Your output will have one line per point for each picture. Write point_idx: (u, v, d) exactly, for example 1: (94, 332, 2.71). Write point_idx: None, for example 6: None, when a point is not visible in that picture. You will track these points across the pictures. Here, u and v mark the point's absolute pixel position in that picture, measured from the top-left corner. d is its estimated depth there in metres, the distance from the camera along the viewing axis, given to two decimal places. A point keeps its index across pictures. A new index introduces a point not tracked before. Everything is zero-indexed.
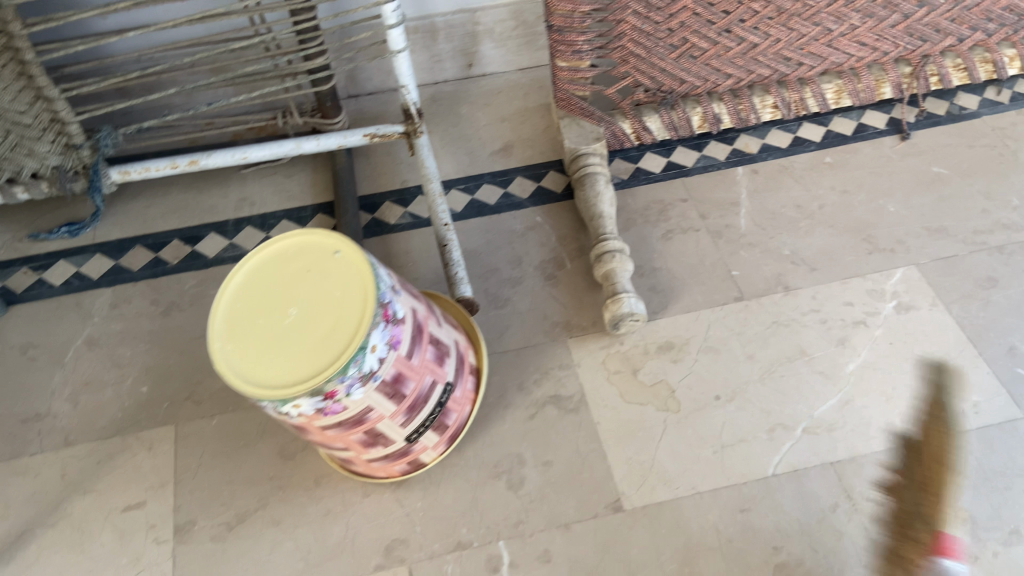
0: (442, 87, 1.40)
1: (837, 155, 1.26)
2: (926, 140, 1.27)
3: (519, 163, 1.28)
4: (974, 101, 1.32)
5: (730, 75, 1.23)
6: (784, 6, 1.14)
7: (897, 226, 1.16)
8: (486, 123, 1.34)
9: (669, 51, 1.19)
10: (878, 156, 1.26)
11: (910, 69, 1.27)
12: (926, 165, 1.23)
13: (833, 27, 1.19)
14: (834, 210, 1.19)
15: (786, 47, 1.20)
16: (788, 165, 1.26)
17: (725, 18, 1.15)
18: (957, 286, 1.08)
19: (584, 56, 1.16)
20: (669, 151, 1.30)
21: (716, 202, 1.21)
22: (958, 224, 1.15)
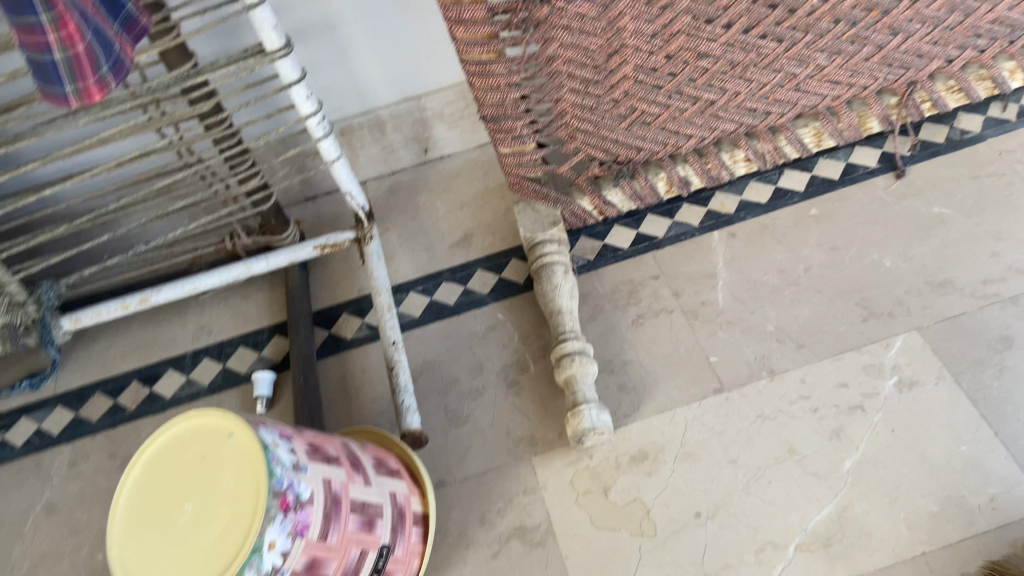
0: (400, 176, 1.37)
1: (823, 205, 1.16)
2: (923, 175, 1.15)
3: (480, 254, 1.23)
4: (976, 123, 1.20)
5: (690, 135, 1.15)
6: (737, 58, 1.05)
7: (896, 284, 1.04)
8: (446, 211, 1.30)
9: (618, 121, 1.11)
10: (870, 201, 1.14)
11: (896, 99, 1.17)
12: (925, 206, 1.11)
13: (797, 71, 1.09)
14: (821, 273, 1.08)
15: (748, 98, 1.11)
16: (766, 224, 1.16)
17: (672, 80, 1.07)
18: (966, 351, 0.96)
19: (527, 140, 1.10)
20: (638, 222, 1.22)
21: (690, 276, 1.13)
22: (963, 275, 1.03)
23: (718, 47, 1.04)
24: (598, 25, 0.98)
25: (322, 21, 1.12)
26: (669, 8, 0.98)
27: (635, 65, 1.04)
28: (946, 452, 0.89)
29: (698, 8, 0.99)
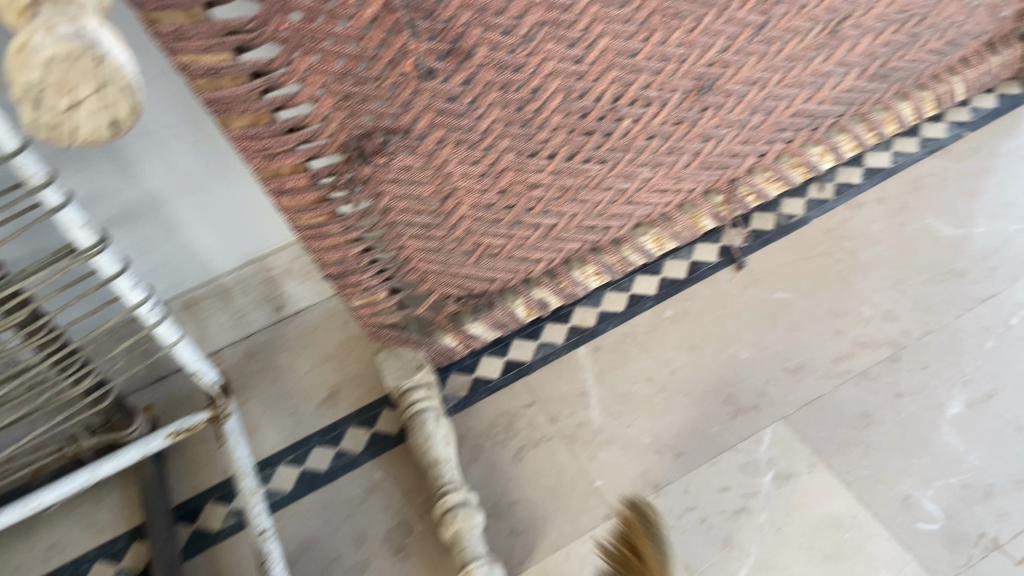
0: (257, 338, 1.32)
1: (677, 305, 1.20)
2: (761, 264, 1.22)
3: (348, 410, 1.18)
4: (799, 206, 1.28)
5: (539, 259, 1.16)
6: (567, 183, 1.09)
7: (755, 377, 1.07)
8: (308, 369, 1.25)
9: (466, 257, 1.11)
10: (718, 295, 1.19)
11: (722, 197, 1.24)
12: (768, 293, 1.17)
13: (626, 186, 1.14)
14: (685, 375, 1.10)
15: (586, 217, 1.15)
16: (627, 331, 1.18)
17: (510, 212, 1.09)
18: (831, 433, 0.99)
19: (377, 289, 1.08)
20: (505, 350, 1.20)
21: (562, 398, 1.12)
22: (814, 358, 1.07)
23: (546, 176, 1.07)
24: (426, 174, 0.99)
25: (147, 202, 1.08)
26: (491, 148, 1.00)
27: (471, 204, 1.05)
28: (833, 542, 0.89)
29: (519, 145, 1.01)
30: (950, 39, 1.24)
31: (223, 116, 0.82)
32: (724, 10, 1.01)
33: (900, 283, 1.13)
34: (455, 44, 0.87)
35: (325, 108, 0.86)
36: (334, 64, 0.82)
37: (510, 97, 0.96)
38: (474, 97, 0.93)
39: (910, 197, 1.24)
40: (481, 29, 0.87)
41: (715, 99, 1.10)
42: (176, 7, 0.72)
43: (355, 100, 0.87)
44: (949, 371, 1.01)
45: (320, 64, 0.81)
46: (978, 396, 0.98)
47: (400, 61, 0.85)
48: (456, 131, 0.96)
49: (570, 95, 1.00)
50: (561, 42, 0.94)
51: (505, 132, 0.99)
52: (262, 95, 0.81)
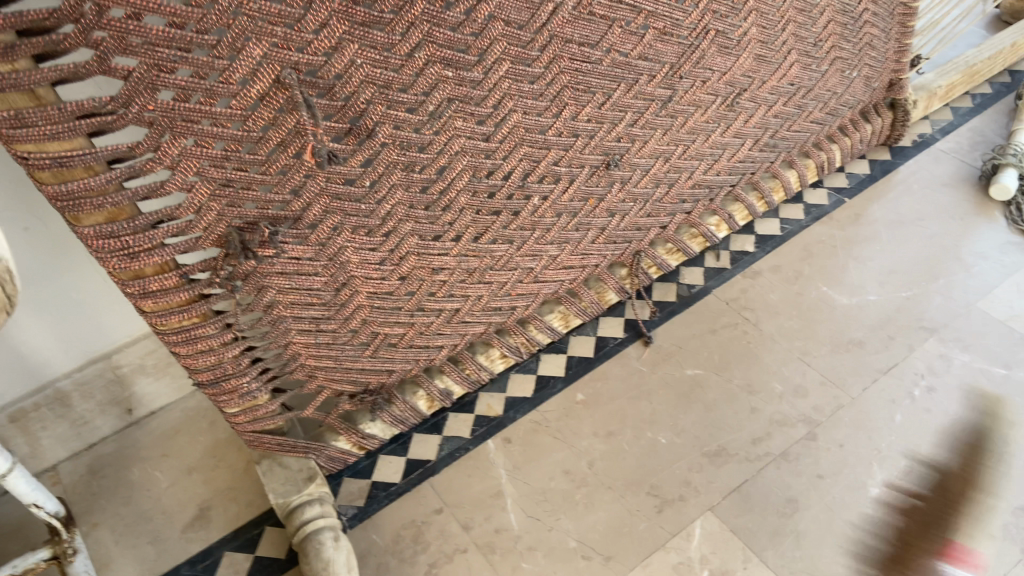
0: (102, 448, 1.11)
1: (588, 388, 1.13)
2: (668, 338, 1.18)
3: (222, 532, 1.00)
4: (699, 275, 1.27)
5: (442, 345, 1.05)
6: (472, 265, 1.00)
7: (678, 465, 1.01)
8: (169, 483, 1.06)
9: (362, 349, 0.98)
10: (629, 374, 1.14)
11: (626, 269, 1.20)
12: (679, 370, 1.13)
13: (533, 264, 1.06)
14: (604, 467, 1.03)
15: (492, 298, 1.06)
16: (539, 420, 1.09)
17: (411, 298, 0.98)
18: (762, 522, 0.94)
19: (259, 393, 0.93)
20: (406, 447, 1.09)
21: (474, 501, 1.01)
22: (734, 439, 1.03)
23: (451, 258, 0.97)
24: (318, 264, 0.86)
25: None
26: (392, 233, 0.89)
27: (368, 292, 0.93)
28: None
29: (422, 229, 0.91)
30: (831, 109, 1.27)
31: (70, 214, 0.66)
32: (634, 84, 0.96)
33: (806, 355, 1.12)
34: (355, 122, 0.76)
35: (200, 197, 0.71)
36: (211, 146, 0.69)
37: (414, 177, 0.85)
38: (376, 179, 0.82)
39: (803, 264, 1.25)
40: (384, 106, 0.76)
41: (622, 173, 1.05)
42: (13, 90, 0.57)
43: (236, 186, 0.73)
44: (865, 448, 1.00)
45: (194, 148, 0.68)
46: (896, 473, 0.97)
47: (292, 143, 0.73)
48: (354, 216, 0.84)
49: (478, 173, 0.91)
50: (470, 119, 0.84)
51: (408, 216, 0.89)
52: (122, 186, 0.67)
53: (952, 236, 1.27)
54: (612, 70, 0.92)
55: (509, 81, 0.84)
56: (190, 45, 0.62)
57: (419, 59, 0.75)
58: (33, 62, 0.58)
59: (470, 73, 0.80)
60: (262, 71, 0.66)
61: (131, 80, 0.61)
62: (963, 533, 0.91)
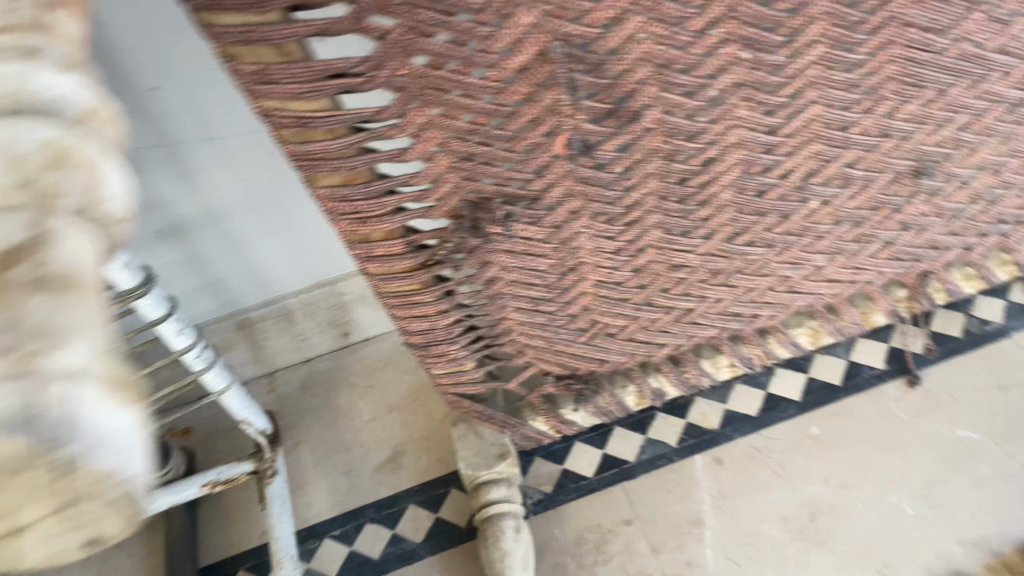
0: (317, 365, 1.15)
1: (825, 422, 0.97)
2: (941, 383, 0.98)
3: (410, 483, 0.99)
4: (998, 310, 1.04)
5: (665, 343, 0.94)
6: (718, 266, 0.86)
7: (923, 549, 0.85)
8: (371, 417, 1.07)
9: (576, 334, 0.90)
10: (881, 418, 0.96)
11: (907, 291, 0.99)
12: (947, 427, 0.94)
13: (792, 274, 0.89)
14: (832, 523, 0.88)
15: (734, 303, 0.91)
16: (760, 447, 0.96)
17: (642, 291, 0.86)
18: None
19: (465, 360, 0.88)
20: (604, 439, 1.00)
21: (670, 521, 0.91)
22: (1003, 532, 0.85)
23: (696, 257, 0.84)
24: (548, 247, 0.77)
25: (205, 215, 0.91)
26: (635, 224, 0.78)
27: (596, 281, 0.83)
28: None
29: (671, 222, 0.78)
30: None
31: (307, 173, 0.63)
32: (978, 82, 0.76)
33: None
34: (621, 103, 0.65)
35: (439, 168, 0.65)
36: (459, 118, 0.62)
37: (674, 167, 0.72)
38: (629, 166, 0.71)
39: None
40: (658, 88, 0.64)
41: (933, 183, 0.84)
42: (262, 43, 0.52)
43: (478, 161, 0.66)
44: None
45: (441, 118, 0.61)
46: None
47: (546, 121, 0.64)
48: (596, 203, 0.74)
49: (750, 169, 0.75)
50: (761, 108, 0.69)
51: (658, 207, 0.76)
52: (364, 149, 0.62)
53: None
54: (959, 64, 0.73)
55: (818, 70, 0.68)
56: (455, 8, 0.55)
57: (718, 38, 0.63)
58: (284, 14, 0.52)
59: (771, 56, 0.65)
60: (527, 40, 0.58)
61: (391, 42, 0.54)
62: None
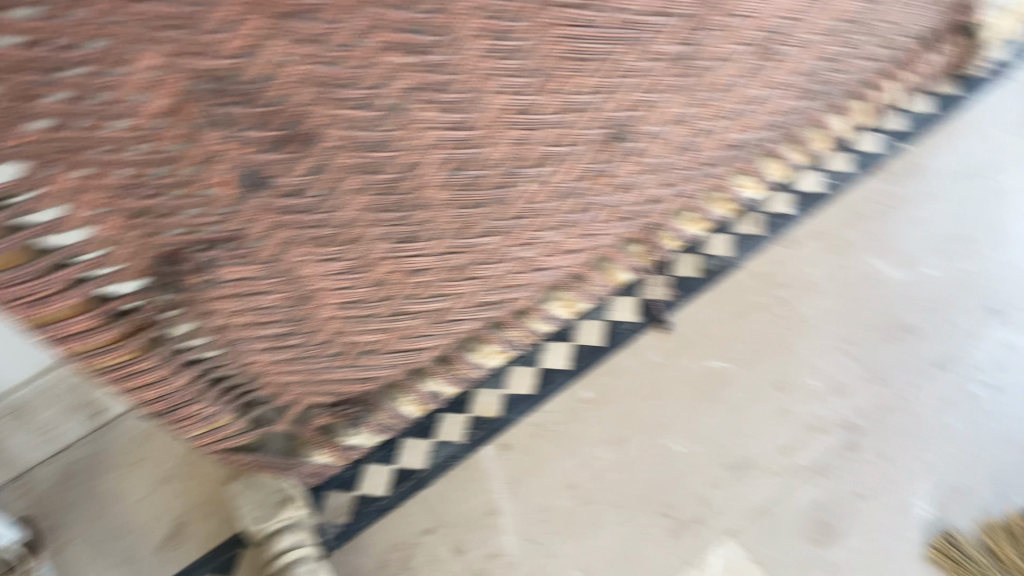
0: (71, 454, 1.03)
1: (596, 386, 1.00)
2: (690, 325, 1.04)
3: (197, 553, 0.93)
4: (723, 246, 1.10)
5: (429, 347, 0.94)
6: (458, 261, 0.86)
7: (694, 481, 0.91)
8: (142, 495, 0.99)
9: (333, 359, 0.87)
10: (642, 369, 1.01)
11: (642, 246, 1.08)
12: (700, 362, 1.01)
13: (528, 254, 0.93)
14: (613, 479, 0.93)
15: (483, 293, 0.93)
16: (540, 424, 0.98)
17: (388, 302, 0.85)
18: (793, 550, 0.86)
19: (220, 414, 0.80)
20: (392, 455, 0.97)
21: (467, 518, 0.92)
22: (759, 447, 0.93)
23: (431, 259, 0.84)
24: (269, 281, 0.73)
25: None
26: (357, 241, 0.76)
27: (335, 303, 0.81)
28: None
29: (393, 233, 0.78)
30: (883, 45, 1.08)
31: None
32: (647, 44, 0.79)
33: (847, 344, 0.99)
34: (292, 127, 0.62)
35: (112, 231, 0.58)
36: (112, 176, 0.56)
37: (375, 179, 0.71)
38: (327, 187, 0.69)
39: (847, 231, 1.09)
40: (328, 105, 0.63)
41: (633, 145, 0.90)
42: None
43: (155, 214, 0.60)
44: (913, 462, 0.90)
45: (89, 179, 0.55)
46: (945, 494, 0.88)
47: (219, 158, 0.60)
48: (308, 228, 0.71)
49: (451, 166, 0.76)
50: (438, 107, 0.69)
51: (374, 221, 0.75)
52: (3, 228, 0.53)
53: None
54: (620, 31, 0.76)
55: (486, 62, 0.69)
56: (59, 65, 0.49)
57: (367, 47, 0.61)
58: None
59: (430, 56, 0.65)
60: (162, 82, 0.54)
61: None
62: None
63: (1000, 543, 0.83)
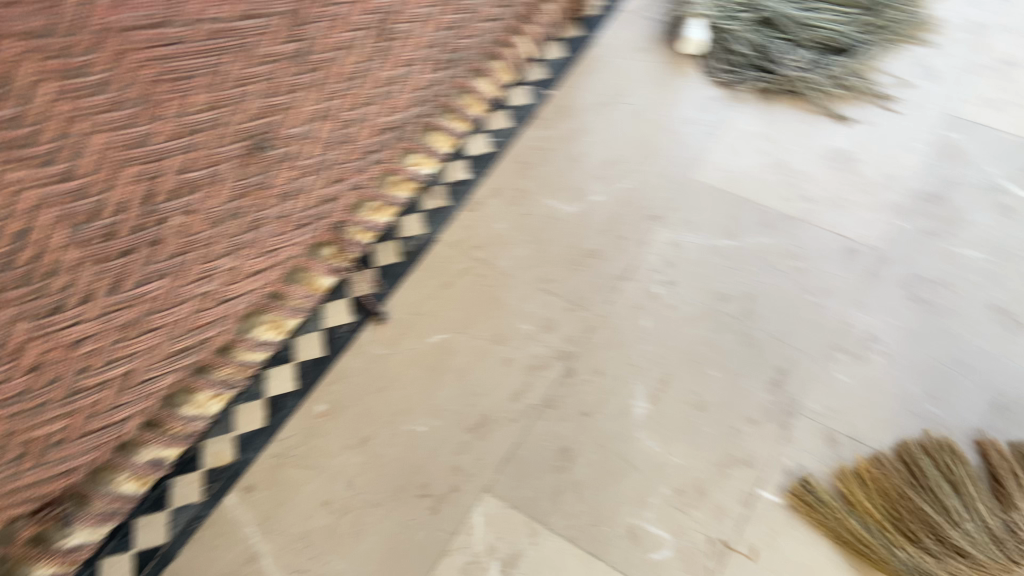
0: None
1: (327, 396, 0.98)
2: (403, 308, 1.05)
3: None
4: (416, 224, 1.11)
5: (127, 416, 0.83)
6: (124, 319, 0.83)
7: (441, 454, 0.94)
8: None
9: (13, 467, 0.77)
10: (368, 365, 1.00)
11: (333, 248, 1.07)
12: (421, 340, 1.02)
13: (210, 287, 0.89)
14: (366, 481, 0.92)
15: (171, 341, 0.86)
16: (281, 453, 0.93)
17: (59, 384, 0.79)
18: (540, 483, 0.92)
19: None
20: (127, 541, 0.86)
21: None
22: (492, 402, 0.97)
23: None
24: None
25: None
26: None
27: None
28: None
29: None
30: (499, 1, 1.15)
31: None
32: None
33: (547, 283, 1.06)
34: None
35: None
36: None
37: None
38: None
39: (520, 182, 1.16)
40: None
41: (280, 150, 0.96)
42: None
43: None
44: (622, 368, 0.99)
45: None
46: (655, 386, 0.97)
47: None
48: None
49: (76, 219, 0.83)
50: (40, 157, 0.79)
51: None
52: None
53: (656, 107, 1.22)
54: None
55: None
56: None
57: None
58: None
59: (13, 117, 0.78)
60: None
61: None
62: (726, 427, 0.94)
63: (852, 489, 0.88)
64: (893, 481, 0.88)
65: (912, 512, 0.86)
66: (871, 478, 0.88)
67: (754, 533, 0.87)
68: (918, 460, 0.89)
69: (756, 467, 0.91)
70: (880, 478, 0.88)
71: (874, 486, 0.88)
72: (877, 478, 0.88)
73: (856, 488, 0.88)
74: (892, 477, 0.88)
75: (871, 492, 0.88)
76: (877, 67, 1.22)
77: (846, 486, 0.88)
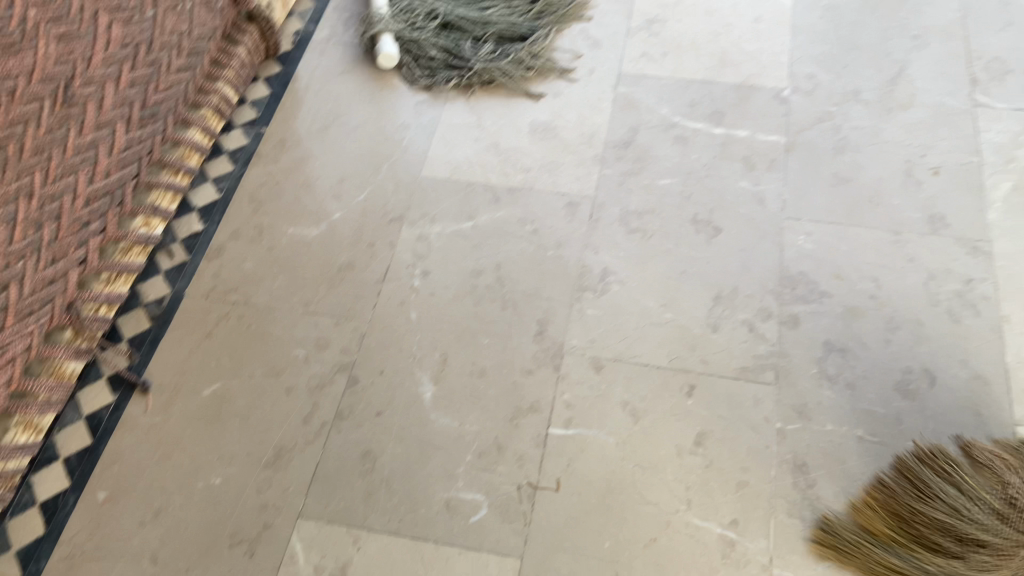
0: None
1: (108, 480, 0.94)
2: (166, 371, 1.03)
3: None
4: (161, 285, 1.11)
5: None
6: None
7: (245, 497, 0.93)
8: None
9: None
10: (145, 437, 0.98)
11: (70, 331, 0.99)
12: (195, 395, 1.01)
13: None
14: (171, 550, 0.90)
15: None
16: (71, 553, 0.90)
17: None
18: (349, 490, 0.94)
19: None
20: None
21: None
22: (284, 432, 0.97)
23: None
24: None
25: None
26: None
27: None
28: None
29: None
30: (190, 49, 1.15)
31: None
32: None
33: (309, 306, 1.08)
34: None
35: None
36: None
37: None
38: None
39: (257, 219, 1.17)
40: None
41: None
42: None
43: None
44: (403, 362, 1.03)
45: None
46: (435, 368, 1.03)
47: None
48: None
49: None
50: None
51: None
52: None
53: (373, 119, 1.28)
54: None
55: None
56: None
57: None
58: None
59: None
60: None
61: None
62: (508, 384, 1.01)
63: (867, 520, 0.90)
64: (902, 499, 0.91)
65: (928, 523, 0.88)
66: (880, 502, 0.91)
67: (553, 469, 0.95)
68: (915, 472, 0.92)
69: (542, 411, 0.99)
70: (889, 499, 0.91)
71: (885, 508, 0.91)
72: (885, 501, 0.91)
73: (872, 517, 0.90)
74: (900, 495, 0.91)
75: (884, 515, 0.91)
76: (556, 46, 1.37)
77: (862, 518, 0.91)
